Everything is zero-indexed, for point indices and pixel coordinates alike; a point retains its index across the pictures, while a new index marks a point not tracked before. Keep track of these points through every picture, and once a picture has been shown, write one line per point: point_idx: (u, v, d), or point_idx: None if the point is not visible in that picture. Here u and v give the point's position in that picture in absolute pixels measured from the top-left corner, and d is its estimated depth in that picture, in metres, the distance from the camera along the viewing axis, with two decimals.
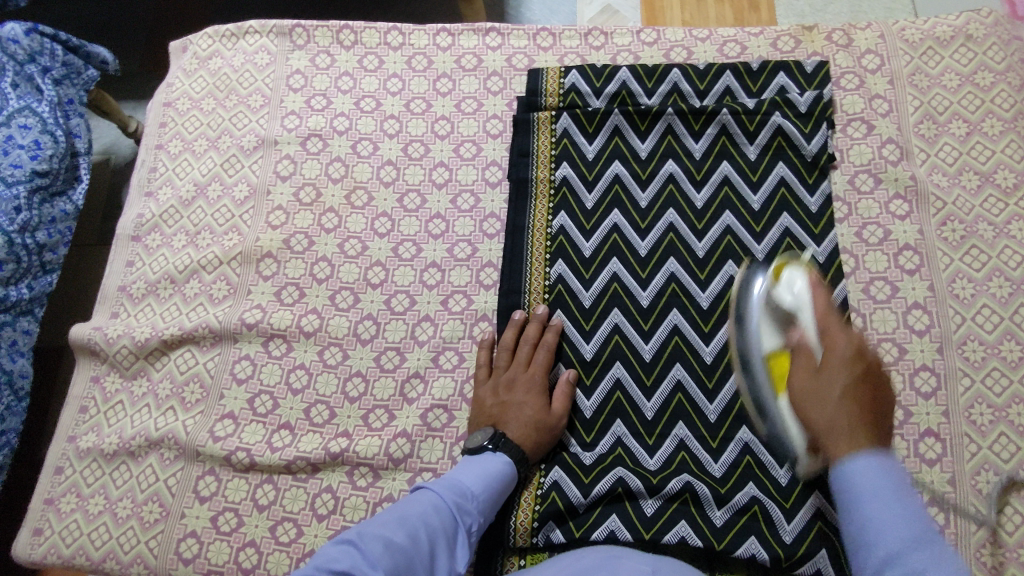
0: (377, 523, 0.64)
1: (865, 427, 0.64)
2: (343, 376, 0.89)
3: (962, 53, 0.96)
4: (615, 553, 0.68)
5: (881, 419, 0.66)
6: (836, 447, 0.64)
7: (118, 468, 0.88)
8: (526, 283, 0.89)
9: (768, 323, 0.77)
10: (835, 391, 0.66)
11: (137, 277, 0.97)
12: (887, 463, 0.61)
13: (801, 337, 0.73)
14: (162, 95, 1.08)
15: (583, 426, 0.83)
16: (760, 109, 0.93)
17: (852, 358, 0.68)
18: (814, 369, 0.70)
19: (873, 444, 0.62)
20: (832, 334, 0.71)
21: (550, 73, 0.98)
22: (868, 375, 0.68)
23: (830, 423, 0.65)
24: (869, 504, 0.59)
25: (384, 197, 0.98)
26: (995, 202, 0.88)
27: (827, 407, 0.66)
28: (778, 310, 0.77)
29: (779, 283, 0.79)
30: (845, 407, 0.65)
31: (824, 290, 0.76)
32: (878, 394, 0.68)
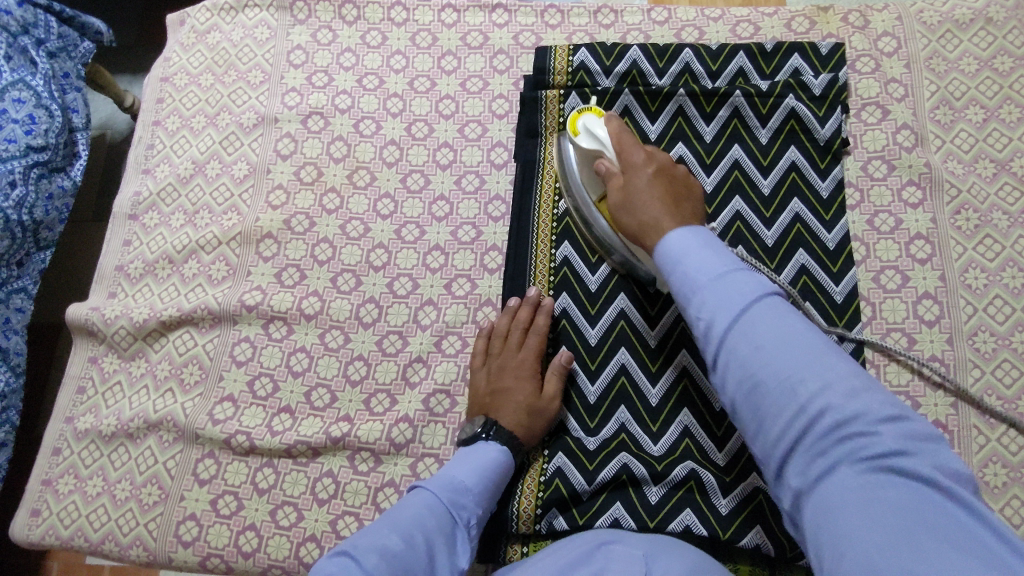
0: (369, 533, 0.62)
1: (668, 204, 0.70)
2: (345, 360, 0.88)
3: (982, 37, 0.93)
4: (611, 538, 0.67)
5: (681, 186, 0.73)
6: (655, 222, 0.68)
7: (116, 450, 0.87)
8: (531, 267, 0.88)
9: (587, 175, 0.81)
10: (641, 180, 0.72)
11: (135, 256, 0.96)
12: (694, 234, 0.63)
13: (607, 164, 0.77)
14: (159, 70, 1.05)
15: (587, 412, 0.82)
16: (773, 92, 0.90)
17: (644, 163, 0.74)
18: (625, 182, 0.74)
19: (678, 223, 0.67)
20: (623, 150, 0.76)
21: (558, 50, 0.95)
22: (668, 174, 0.73)
23: (644, 223, 0.70)
24: (695, 286, 0.58)
25: (387, 177, 0.96)
26: (1011, 191, 0.87)
27: (646, 207, 0.70)
28: (586, 152, 0.81)
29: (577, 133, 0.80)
30: (658, 207, 0.69)
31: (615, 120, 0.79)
32: (679, 185, 0.73)
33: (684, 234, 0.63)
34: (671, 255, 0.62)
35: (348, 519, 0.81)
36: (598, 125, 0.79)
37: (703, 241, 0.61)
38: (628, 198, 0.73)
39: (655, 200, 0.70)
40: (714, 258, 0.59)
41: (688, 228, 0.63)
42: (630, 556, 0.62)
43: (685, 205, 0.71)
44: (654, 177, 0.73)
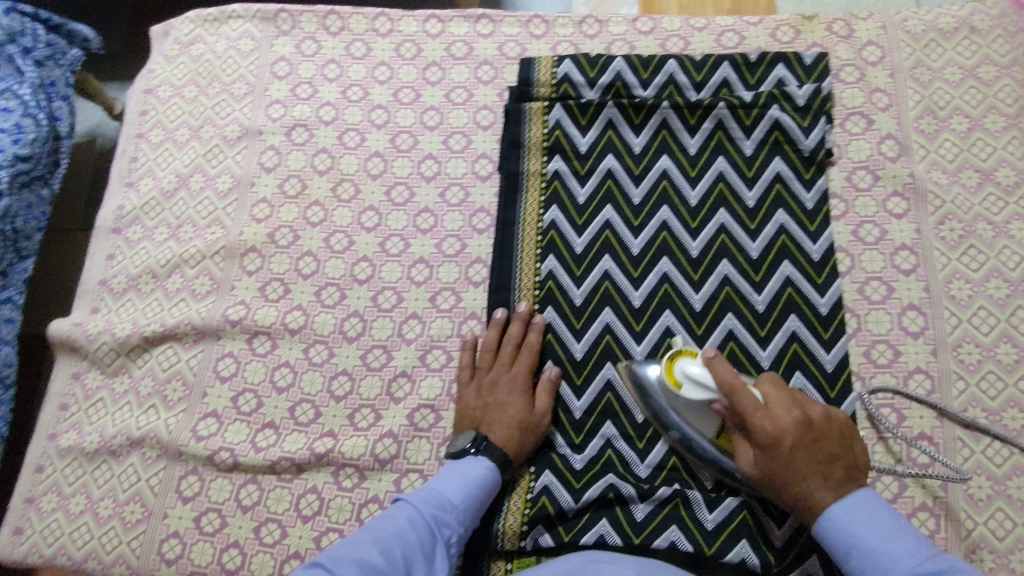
0: (349, 545, 0.62)
1: (836, 473, 0.66)
2: (329, 375, 0.87)
3: (966, 46, 0.93)
4: (599, 558, 0.67)
5: (826, 434, 0.67)
6: (815, 497, 0.66)
7: (100, 467, 0.87)
8: (516, 280, 0.88)
9: (696, 421, 0.73)
10: (806, 470, 0.66)
11: (118, 271, 0.95)
12: (861, 498, 0.65)
13: (721, 403, 0.71)
14: (142, 82, 1.05)
15: (573, 428, 0.82)
16: (757, 103, 0.90)
17: (780, 435, 0.66)
18: (766, 446, 0.67)
19: (838, 494, 0.65)
20: (765, 407, 0.67)
21: (542, 62, 0.95)
22: (820, 427, 0.67)
23: (795, 471, 0.66)
24: (851, 547, 0.63)
25: (371, 190, 0.95)
26: (995, 201, 0.87)
27: (812, 486, 0.66)
28: (690, 408, 0.73)
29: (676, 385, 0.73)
30: (820, 491, 0.66)
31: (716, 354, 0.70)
32: (835, 442, 0.67)
33: (841, 509, 0.64)
34: (834, 537, 0.64)
35: (332, 536, 0.80)
36: (702, 372, 0.71)
37: (866, 503, 0.64)
38: (775, 473, 0.67)
39: (796, 445, 0.66)
40: (887, 532, 0.62)
41: (850, 502, 0.65)
42: (619, 573, 0.61)
43: (838, 460, 0.66)
44: (797, 446, 0.66)
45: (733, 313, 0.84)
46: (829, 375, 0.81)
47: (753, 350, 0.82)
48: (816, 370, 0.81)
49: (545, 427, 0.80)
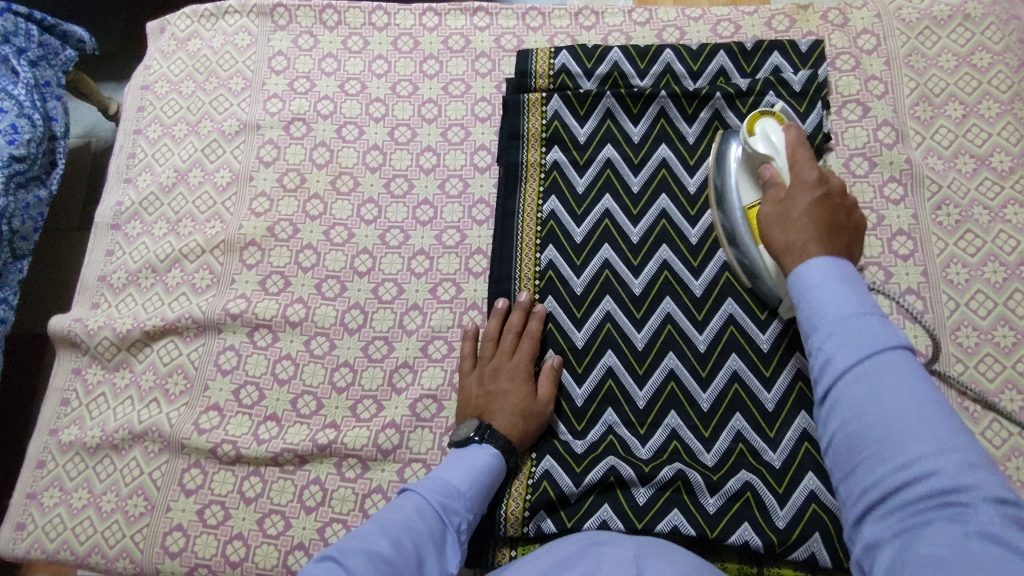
0: (358, 536, 0.61)
1: (825, 232, 0.63)
2: (331, 367, 0.87)
3: (960, 33, 0.94)
4: (600, 541, 0.67)
5: (845, 224, 0.64)
6: (804, 246, 0.62)
7: (101, 461, 0.87)
8: (516, 270, 0.88)
9: (748, 179, 0.76)
10: (801, 201, 0.66)
11: (117, 266, 0.95)
12: (840, 264, 0.55)
13: (773, 170, 0.72)
14: (139, 78, 1.05)
15: (574, 414, 0.82)
16: (753, 91, 0.91)
17: (815, 183, 0.67)
18: (779, 214, 0.67)
19: (827, 252, 0.61)
20: (800, 164, 0.69)
21: (540, 53, 0.96)
22: (835, 208, 0.65)
23: (790, 242, 0.64)
24: (812, 288, 0.54)
25: (370, 182, 0.95)
26: (991, 185, 0.87)
27: (789, 228, 0.65)
28: (754, 159, 0.77)
29: (751, 133, 0.77)
30: (806, 230, 0.63)
31: (795, 126, 0.74)
32: (847, 224, 0.64)
33: (823, 264, 0.55)
34: (800, 285, 0.56)
35: (336, 527, 0.80)
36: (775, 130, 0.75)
37: (834, 274, 0.54)
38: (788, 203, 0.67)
39: (809, 208, 0.65)
40: (848, 294, 0.52)
41: (831, 261, 0.55)
42: (620, 558, 0.61)
43: (842, 239, 0.63)
44: (817, 203, 0.65)
45: (733, 299, 0.84)
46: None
47: (753, 334, 0.82)
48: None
49: (547, 413, 0.81)
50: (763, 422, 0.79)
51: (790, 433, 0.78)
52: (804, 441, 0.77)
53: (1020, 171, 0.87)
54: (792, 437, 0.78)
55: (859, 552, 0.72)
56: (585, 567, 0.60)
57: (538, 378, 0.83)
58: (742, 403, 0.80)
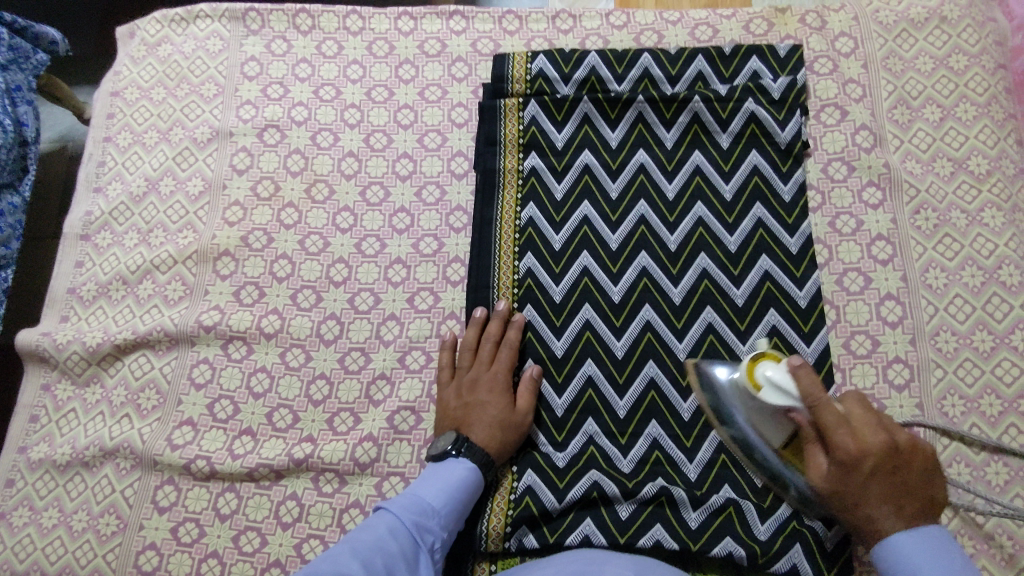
0: (330, 561, 0.61)
1: (896, 504, 0.64)
2: (307, 379, 0.86)
3: (937, 36, 0.94)
4: (602, 559, 0.66)
5: (904, 465, 0.65)
6: (879, 522, 0.65)
7: (72, 479, 0.85)
8: (494, 279, 0.87)
9: (766, 425, 0.69)
10: (867, 464, 0.64)
11: (87, 278, 0.93)
12: (931, 531, 0.64)
13: (800, 416, 0.66)
14: (108, 84, 1.02)
15: (554, 425, 0.81)
16: (732, 96, 0.90)
17: (870, 461, 0.64)
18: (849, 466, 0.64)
19: (908, 526, 0.64)
20: (858, 429, 0.64)
21: (516, 58, 0.94)
22: (890, 458, 0.64)
23: (854, 501, 0.65)
24: (913, 569, 0.62)
25: (346, 190, 0.94)
26: (968, 189, 0.87)
27: (860, 489, 0.65)
28: (770, 407, 0.68)
29: (756, 388, 0.68)
30: (883, 508, 0.64)
31: (805, 365, 0.64)
32: (906, 472, 0.65)
33: (907, 536, 0.63)
34: (890, 557, 0.64)
35: (313, 543, 0.79)
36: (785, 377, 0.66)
37: (936, 539, 0.63)
38: (842, 494, 0.66)
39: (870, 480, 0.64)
40: (946, 560, 0.62)
41: (924, 534, 0.63)
42: None
43: (910, 484, 0.65)
44: (874, 473, 0.64)
45: (712, 307, 0.83)
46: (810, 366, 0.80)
47: (733, 343, 0.82)
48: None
49: (526, 426, 0.79)
50: None
51: None
52: None
53: (997, 174, 0.87)
54: None
55: (839, 567, 0.73)
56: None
57: (517, 389, 0.82)
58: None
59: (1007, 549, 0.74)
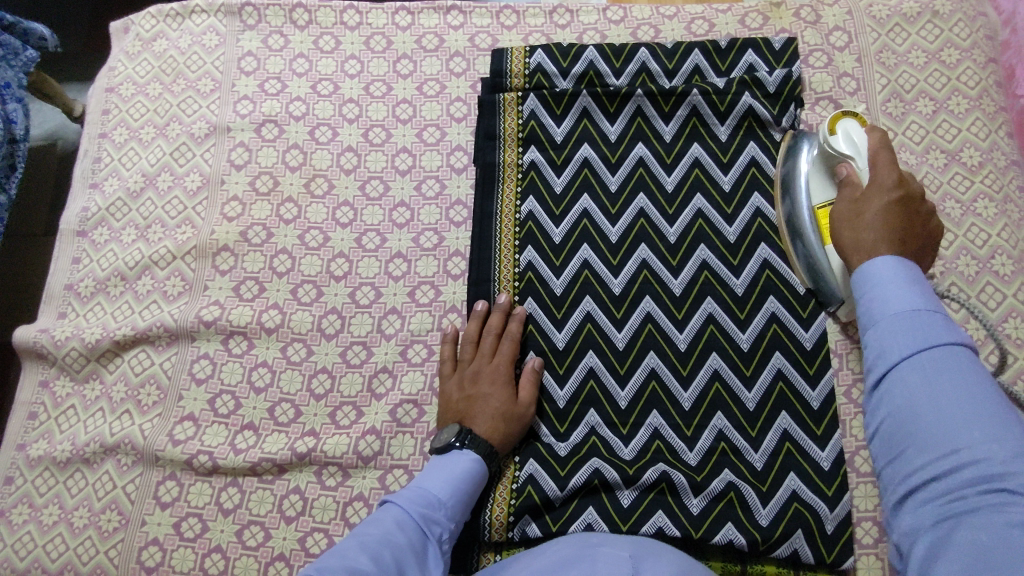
0: (339, 553, 0.61)
1: (897, 232, 0.63)
2: (308, 373, 0.86)
3: (929, 30, 0.95)
4: (598, 542, 0.66)
5: (919, 224, 0.65)
6: (873, 246, 0.63)
7: (72, 476, 0.84)
8: (495, 272, 0.87)
9: (818, 180, 0.82)
10: (871, 212, 0.65)
11: (85, 274, 0.92)
12: (905, 263, 0.55)
13: (850, 172, 0.73)
14: (103, 80, 1.02)
15: (556, 416, 0.82)
16: (730, 89, 0.91)
17: (895, 187, 0.66)
18: (856, 198, 0.68)
19: (897, 251, 0.62)
20: (879, 169, 0.68)
21: (514, 52, 0.95)
22: (909, 207, 0.65)
23: (865, 243, 0.64)
24: (875, 294, 0.54)
25: (345, 185, 0.94)
26: (962, 180, 0.89)
27: (862, 231, 0.65)
28: (829, 161, 0.80)
29: (834, 133, 0.79)
30: (883, 247, 0.62)
31: (878, 128, 0.72)
32: (924, 221, 0.66)
33: (886, 261, 0.56)
34: (860, 282, 0.57)
35: (318, 536, 0.79)
36: (857, 132, 0.78)
37: (878, 274, 0.55)
38: (838, 224, 0.68)
39: (879, 200, 0.66)
40: (914, 291, 0.53)
41: (885, 259, 0.56)
42: (617, 558, 0.61)
43: (917, 236, 0.65)
44: (896, 203, 0.65)
45: (712, 297, 0.84)
46: (808, 352, 0.81)
47: (732, 333, 0.83)
48: (796, 350, 0.81)
49: (529, 417, 0.80)
50: (745, 421, 0.79)
51: (772, 433, 0.78)
52: (785, 442, 0.78)
53: (989, 166, 0.89)
54: (773, 438, 0.78)
55: (837, 549, 0.74)
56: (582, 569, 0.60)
57: (519, 381, 0.83)
58: (723, 402, 0.80)
59: None
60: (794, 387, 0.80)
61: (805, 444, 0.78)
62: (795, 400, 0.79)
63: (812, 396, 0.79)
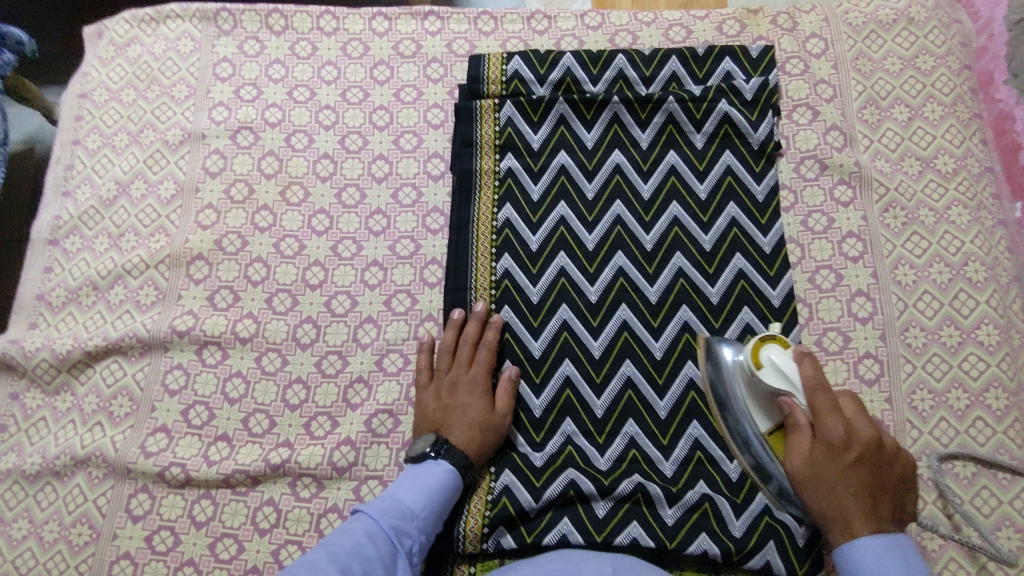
0: (306, 565, 0.60)
1: (866, 497, 0.62)
2: (283, 383, 0.85)
3: (904, 37, 0.95)
4: (580, 557, 0.67)
5: (885, 483, 0.63)
6: (851, 524, 0.61)
7: (43, 489, 0.83)
8: (471, 280, 0.87)
9: (755, 408, 0.68)
10: (842, 485, 0.62)
11: (56, 284, 0.91)
12: (891, 536, 0.60)
13: (789, 402, 0.66)
14: (76, 86, 1.00)
15: (532, 426, 0.81)
16: (706, 97, 0.91)
17: (849, 443, 0.62)
18: (808, 433, 0.64)
19: (874, 526, 0.61)
20: (823, 416, 0.63)
21: (492, 59, 0.94)
22: (867, 458, 0.63)
23: (829, 513, 0.62)
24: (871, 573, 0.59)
25: (321, 192, 0.93)
26: (936, 187, 0.89)
27: (832, 496, 0.62)
28: (765, 391, 0.68)
29: (760, 364, 0.67)
30: (850, 501, 0.61)
31: (812, 361, 0.66)
32: (884, 471, 0.64)
33: (870, 540, 0.60)
34: (848, 569, 0.61)
35: (291, 549, 0.78)
36: (788, 362, 0.66)
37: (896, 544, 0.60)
38: (802, 488, 0.64)
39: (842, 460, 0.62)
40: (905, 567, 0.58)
41: (880, 536, 0.60)
42: (600, 572, 0.61)
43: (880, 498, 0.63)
44: (854, 462, 0.63)
45: (688, 306, 0.84)
46: None
47: None
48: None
49: (506, 427, 0.80)
50: (721, 430, 0.79)
51: None
52: None
53: (963, 173, 0.89)
54: None
55: (811, 559, 0.74)
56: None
57: (496, 391, 0.82)
58: (698, 410, 0.80)
59: (976, 538, 0.76)
60: None
61: None
62: None
63: None
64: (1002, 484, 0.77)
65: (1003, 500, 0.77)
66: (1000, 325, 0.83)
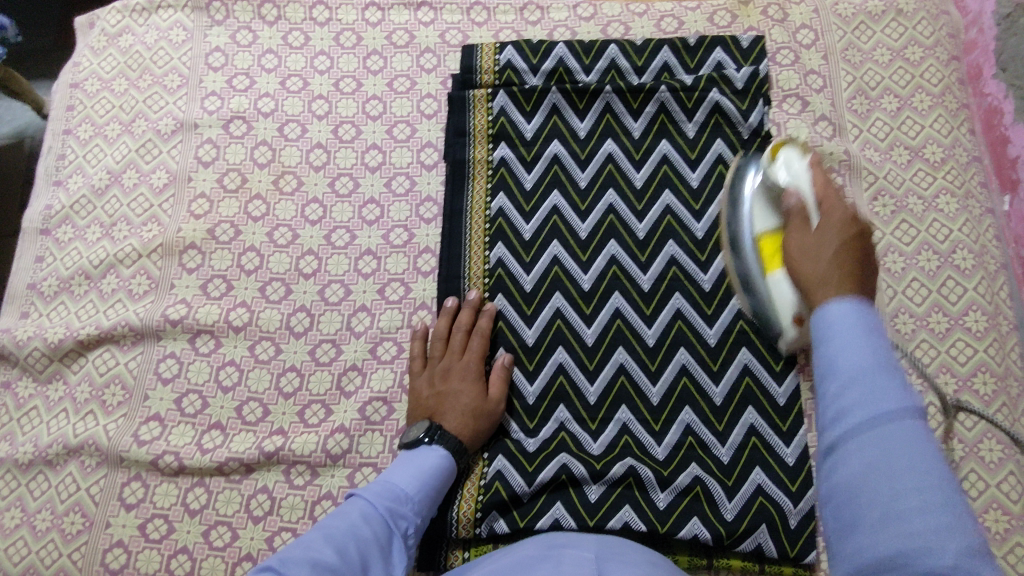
0: (302, 546, 0.60)
1: (857, 272, 0.52)
2: (276, 371, 0.85)
3: (893, 28, 0.96)
4: (560, 543, 0.66)
5: (870, 257, 0.54)
6: (814, 281, 0.53)
7: (35, 478, 0.83)
8: (465, 268, 0.87)
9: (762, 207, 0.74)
10: (832, 245, 0.55)
11: (48, 273, 0.91)
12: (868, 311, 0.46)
13: (799, 200, 0.64)
14: (67, 75, 1.00)
15: (526, 412, 0.82)
16: (697, 86, 0.92)
17: (851, 223, 0.57)
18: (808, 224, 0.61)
19: (845, 292, 0.49)
20: (833, 202, 0.61)
21: (484, 49, 0.95)
22: (864, 241, 0.56)
23: (815, 278, 0.53)
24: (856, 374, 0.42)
25: (314, 182, 0.93)
26: (924, 176, 0.90)
27: (818, 259, 0.55)
28: (774, 188, 0.73)
29: (775, 160, 0.74)
30: (824, 265, 0.54)
31: (818, 164, 0.68)
32: (873, 263, 0.54)
33: (846, 309, 0.46)
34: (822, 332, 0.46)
35: (285, 535, 0.78)
36: (802, 169, 0.70)
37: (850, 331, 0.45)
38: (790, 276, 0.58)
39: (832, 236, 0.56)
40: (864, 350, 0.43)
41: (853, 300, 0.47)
42: (580, 560, 0.61)
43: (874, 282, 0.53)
44: (844, 244, 0.55)
45: (680, 293, 0.85)
46: (774, 349, 0.82)
47: (699, 328, 0.83)
48: (762, 345, 0.82)
49: (500, 413, 0.80)
50: (712, 415, 0.80)
51: (738, 428, 0.79)
52: (752, 436, 0.79)
53: (951, 162, 0.90)
54: (740, 433, 0.79)
55: (801, 541, 0.75)
56: (546, 570, 0.59)
57: (490, 378, 0.83)
58: (690, 396, 0.81)
59: None
60: (761, 383, 0.81)
61: (771, 439, 0.78)
62: (761, 396, 0.80)
63: (778, 391, 0.80)
64: (990, 467, 0.78)
65: (991, 483, 0.78)
66: (987, 312, 0.84)
